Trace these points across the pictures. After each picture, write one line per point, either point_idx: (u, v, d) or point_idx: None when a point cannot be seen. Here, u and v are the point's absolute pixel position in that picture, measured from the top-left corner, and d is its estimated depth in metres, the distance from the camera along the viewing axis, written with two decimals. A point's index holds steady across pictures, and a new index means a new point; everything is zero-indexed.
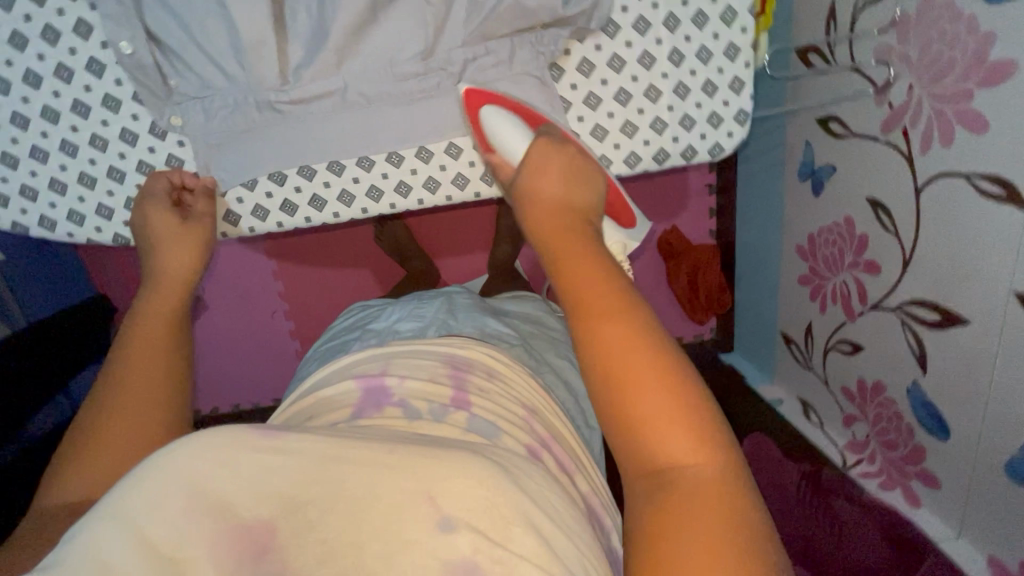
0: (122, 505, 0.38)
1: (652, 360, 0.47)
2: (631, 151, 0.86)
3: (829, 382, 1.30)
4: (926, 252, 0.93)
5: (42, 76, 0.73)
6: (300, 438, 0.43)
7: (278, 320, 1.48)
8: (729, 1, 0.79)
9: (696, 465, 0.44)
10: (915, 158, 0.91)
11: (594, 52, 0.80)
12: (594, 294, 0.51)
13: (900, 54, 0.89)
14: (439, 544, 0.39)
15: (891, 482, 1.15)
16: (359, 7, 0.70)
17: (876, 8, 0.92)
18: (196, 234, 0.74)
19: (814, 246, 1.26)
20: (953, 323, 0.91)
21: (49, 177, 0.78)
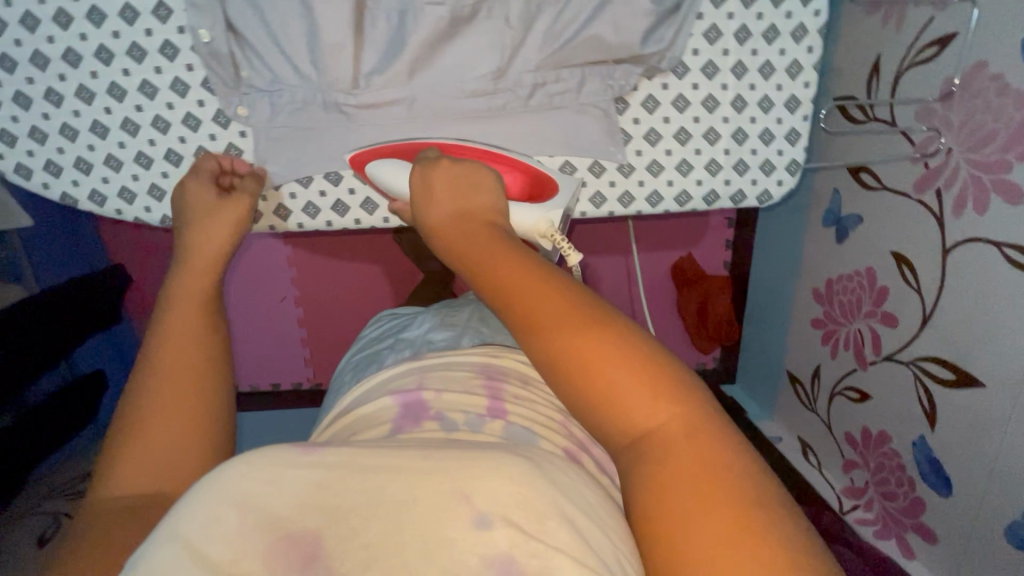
0: (183, 519, 0.38)
1: (593, 331, 0.45)
2: (683, 189, 0.88)
3: (831, 425, 1.32)
4: (948, 312, 0.96)
5: (113, 54, 0.74)
6: (340, 452, 0.43)
7: (287, 306, 1.44)
8: (796, 57, 0.82)
9: (663, 421, 0.43)
10: (947, 220, 0.94)
11: (660, 90, 0.82)
12: (518, 291, 0.48)
13: (942, 119, 0.92)
14: (478, 541, 0.38)
15: (886, 532, 1.17)
16: (439, 22, 0.71)
17: (923, 72, 0.95)
18: (237, 204, 0.72)
19: (830, 291, 1.28)
20: (967, 385, 0.93)
21: (106, 153, 0.79)
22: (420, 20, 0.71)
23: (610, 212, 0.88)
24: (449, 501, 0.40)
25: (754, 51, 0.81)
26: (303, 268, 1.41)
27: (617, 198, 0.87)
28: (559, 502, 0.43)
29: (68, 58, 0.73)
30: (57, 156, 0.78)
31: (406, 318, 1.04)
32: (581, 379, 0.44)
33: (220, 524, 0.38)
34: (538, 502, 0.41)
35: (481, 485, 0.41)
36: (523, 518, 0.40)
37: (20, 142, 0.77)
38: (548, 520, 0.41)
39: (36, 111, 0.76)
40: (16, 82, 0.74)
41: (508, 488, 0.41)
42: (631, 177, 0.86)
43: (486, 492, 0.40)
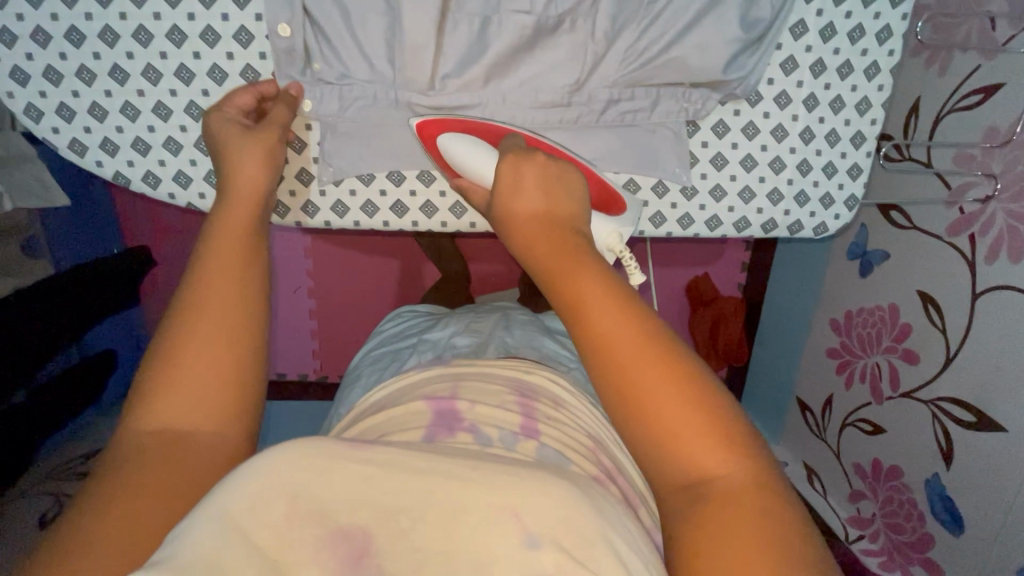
0: (226, 498, 0.37)
1: (668, 370, 0.43)
2: (744, 216, 0.87)
3: (840, 454, 1.31)
4: (975, 354, 0.98)
5: (186, 36, 0.73)
6: (384, 449, 0.41)
7: (299, 297, 1.41)
8: (867, 93, 0.82)
9: (726, 470, 0.41)
10: (978, 265, 0.97)
11: (732, 115, 0.82)
12: (600, 315, 0.45)
13: (982, 165, 0.94)
14: (525, 558, 0.37)
15: (891, 563, 1.18)
16: (524, 30, 0.72)
17: (967, 117, 0.97)
18: (269, 134, 0.65)
19: (849, 323, 1.28)
20: (989, 427, 0.95)
21: (166, 135, 0.78)
22: (501, 28, 0.72)
23: (666, 233, 0.87)
24: (497, 513, 0.38)
25: (827, 85, 0.81)
26: (320, 260, 1.38)
27: (676, 219, 0.86)
28: (604, 525, 0.40)
29: (139, 37, 0.73)
30: (114, 135, 0.77)
31: (428, 319, 1.03)
32: (645, 412, 0.43)
33: (266, 511, 0.37)
34: (583, 526, 0.39)
35: (528, 498, 0.39)
36: (568, 539, 0.38)
37: (78, 118, 0.76)
38: (590, 545, 0.38)
39: (98, 87, 0.75)
40: (82, 57, 0.73)
41: (554, 508, 0.39)
42: (693, 200, 0.85)
43: (534, 506, 0.38)
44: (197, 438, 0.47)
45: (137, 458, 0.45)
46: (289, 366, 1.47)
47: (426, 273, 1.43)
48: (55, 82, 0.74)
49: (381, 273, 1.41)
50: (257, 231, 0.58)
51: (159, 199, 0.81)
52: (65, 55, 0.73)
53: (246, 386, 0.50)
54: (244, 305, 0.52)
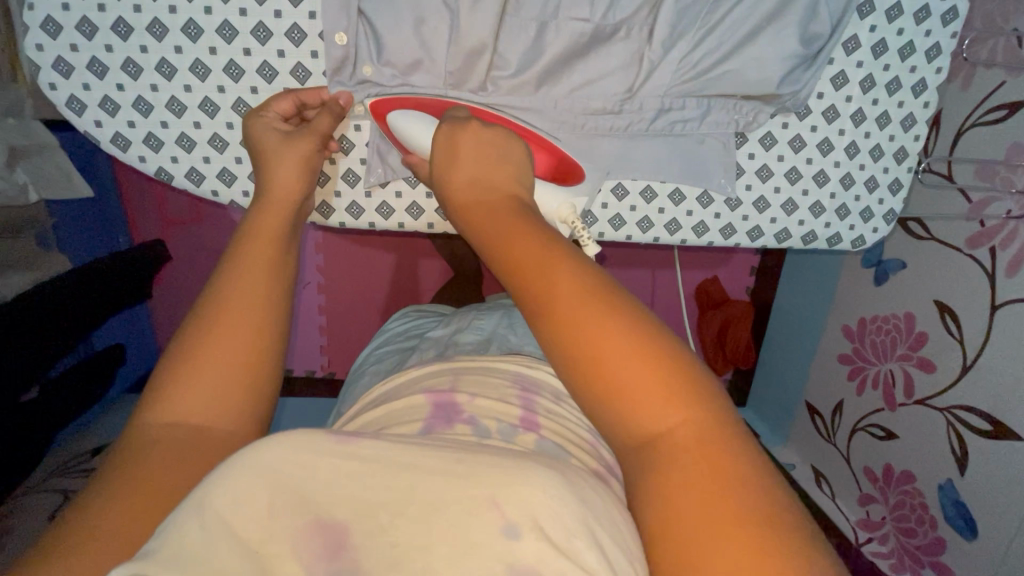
0: (213, 490, 0.34)
1: (612, 323, 0.41)
2: (785, 228, 0.78)
3: (849, 459, 1.29)
4: (991, 363, 0.96)
5: (237, 32, 0.64)
6: (374, 443, 0.37)
7: (309, 291, 1.40)
8: (914, 109, 0.74)
9: (675, 426, 0.39)
10: (998, 277, 0.94)
11: (780, 129, 0.73)
12: (538, 275, 0.43)
13: (1005, 179, 0.92)
14: (506, 550, 0.33)
15: (901, 566, 1.14)
16: (579, 37, 0.63)
17: (990, 128, 0.94)
18: (307, 143, 0.60)
19: (863, 330, 1.26)
20: (1005, 436, 0.93)
21: (212, 133, 0.68)
22: (556, 35, 0.62)
23: (707, 242, 0.79)
24: (478, 507, 0.35)
25: (874, 101, 0.73)
26: (333, 255, 1.37)
27: (718, 230, 0.78)
28: (589, 516, 0.37)
29: (153, 30, 0.63)
30: (126, 130, 0.67)
31: (433, 319, 1.02)
32: (594, 374, 0.40)
33: (251, 504, 0.34)
34: (567, 517, 0.36)
35: (515, 487, 0.36)
36: (555, 532, 0.35)
37: (88, 112, 0.66)
38: (578, 538, 0.35)
39: (110, 81, 0.65)
40: (93, 48, 0.63)
41: (544, 499, 0.36)
42: (737, 211, 0.77)
43: (521, 496, 0.35)
44: (216, 432, 0.46)
45: (150, 451, 0.43)
46: (301, 362, 1.46)
47: (427, 269, 1.41)
48: (65, 74, 0.64)
49: (392, 270, 1.40)
50: (287, 233, 0.56)
51: (203, 198, 0.72)
52: (79, 46, 0.63)
53: (261, 382, 0.49)
54: (267, 297, 0.51)
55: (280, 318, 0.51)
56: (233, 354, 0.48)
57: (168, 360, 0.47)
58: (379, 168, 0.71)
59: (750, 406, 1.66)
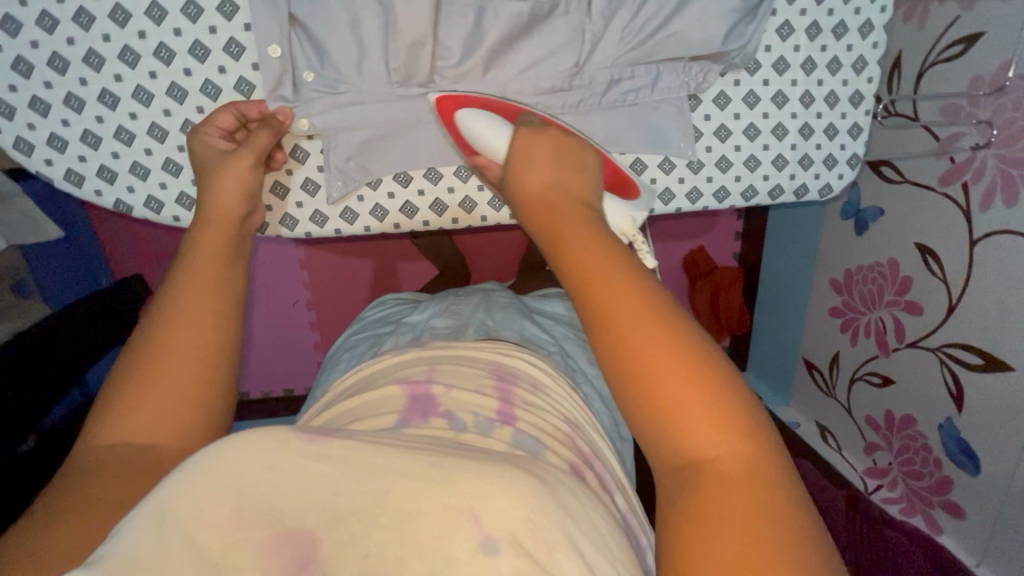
0: (170, 493, 0.34)
1: (670, 346, 0.39)
2: (751, 184, 0.78)
3: (851, 409, 1.29)
4: (976, 298, 0.96)
5: (175, 52, 0.63)
6: (346, 446, 0.37)
7: (299, 310, 1.39)
8: (863, 51, 0.74)
9: (724, 458, 0.36)
10: (974, 212, 0.94)
11: (732, 87, 0.73)
12: (613, 290, 0.40)
13: (969, 114, 0.92)
14: (483, 565, 0.32)
15: (911, 509, 1.14)
16: (519, 17, 0.63)
17: (950, 65, 0.95)
18: (244, 161, 0.59)
19: (850, 281, 1.26)
20: (997, 368, 0.93)
21: (165, 157, 0.68)
22: (496, 18, 0.62)
23: (676, 209, 0.78)
24: (456, 516, 0.34)
25: (823, 47, 0.73)
26: (315, 269, 1.36)
27: (685, 195, 0.77)
28: (569, 526, 0.37)
29: (90, 61, 0.62)
30: (77, 165, 0.66)
31: (409, 305, 1.02)
32: (647, 391, 0.38)
33: (214, 509, 0.33)
34: (548, 531, 0.35)
35: (490, 498, 0.35)
36: (534, 543, 0.34)
37: (37, 152, 0.65)
38: (558, 550, 0.35)
39: (55, 118, 0.64)
40: (32, 87, 0.62)
41: (520, 512, 0.35)
42: (700, 173, 0.76)
43: (497, 508, 0.35)
44: (153, 454, 0.45)
45: (85, 471, 0.43)
46: (296, 380, 1.46)
47: (408, 271, 1.41)
48: (8, 116, 0.63)
49: (372, 273, 1.39)
50: (232, 248, 0.56)
51: (165, 225, 0.72)
52: (15, 86, 0.62)
53: (211, 409, 0.49)
54: (219, 319, 0.51)
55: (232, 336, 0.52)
56: (184, 373, 0.48)
57: (117, 380, 0.47)
58: (339, 180, 0.70)
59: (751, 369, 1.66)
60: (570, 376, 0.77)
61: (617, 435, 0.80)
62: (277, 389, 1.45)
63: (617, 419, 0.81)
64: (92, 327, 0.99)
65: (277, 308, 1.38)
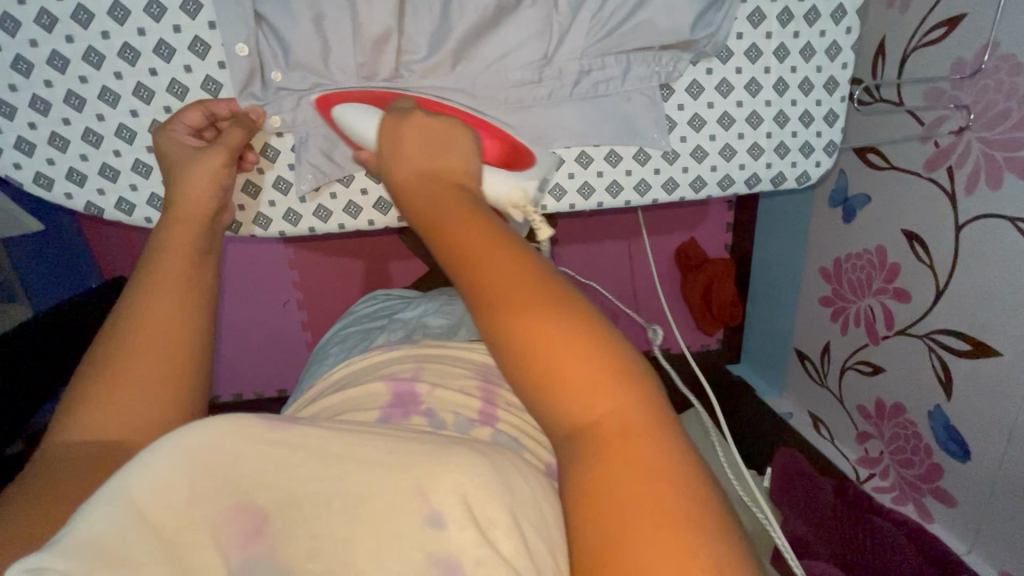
0: (134, 475, 0.31)
1: (551, 306, 0.36)
2: (727, 174, 0.77)
3: (843, 399, 1.29)
4: (963, 285, 0.95)
5: (139, 52, 0.63)
6: (306, 430, 0.36)
7: (289, 310, 1.39)
8: (837, 36, 0.73)
9: (612, 421, 0.34)
10: (959, 197, 0.93)
11: (704, 75, 0.72)
12: (483, 258, 0.38)
13: (952, 98, 0.91)
14: (428, 537, 0.34)
15: (903, 497, 1.14)
16: (484, 9, 0.62)
17: (932, 49, 0.94)
18: (216, 158, 0.58)
19: (839, 270, 1.26)
20: (985, 354, 0.93)
21: (134, 158, 0.67)
22: (460, 11, 0.62)
23: (653, 200, 0.78)
24: (406, 493, 0.35)
25: (795, 34, 0.72)
26: (305, 269, 1.36)
27: (661, 185, 0.76)
28: (512, 504, 0.38)
29: (54, 62, 0.62)
30: (46, 168, 0.66)
31: (400, 301, 1.02)
32: (533, 357, 0.35)
33: (170, 492, 0.31)
34: (490, 507, 0.36)
35: (441, 476, 0.36)
36: (480, 515, 0.36)
37: (5, 155, 0.65)
38: (499, 526, 0.36)
39: (21, 121, 0.64)
40: None
41: (468, 486, 0.36)
42: (676, 163, 0.75)
43: (446, 484, 0.36)
44: (130, 447, 0.45)
45: (57, 466, 0.42)
46: (286, 381, 1.45)
47: (398, 270, 1.41)
48: None
49: (361, 272, 1.39)
50: (202, 247, 0.55)
51: (137, 226, 0.71)
52: None
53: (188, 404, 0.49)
54: (183, 314, 0.51)
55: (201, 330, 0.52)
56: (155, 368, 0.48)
57: (87, 377, 0.47)
58: (309, 173, 0.70)
59: (744, 361, 1.66)
60: None
61: None
62: (269, 389, 1.45)
63: None
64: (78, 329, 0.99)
65: (267, 307, 1.38)
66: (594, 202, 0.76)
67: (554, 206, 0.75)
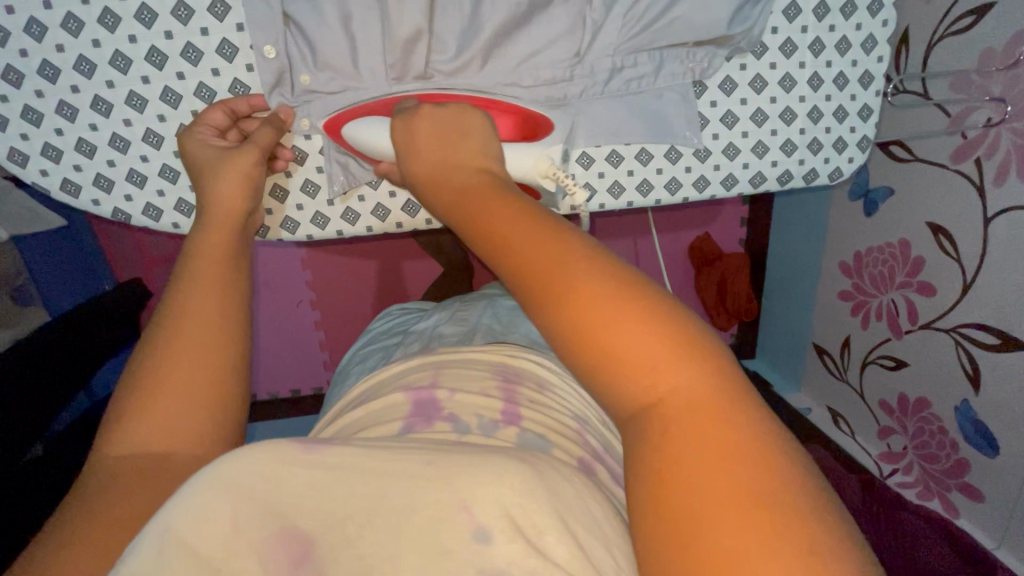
0: (174, 511, 0.32)
1: (596, 283, 0.36)
2: (759, 171, 0.76)
3: (864, 394, 1.28)
4: (992, 278, 0.94)
5: (167, 56, 0.62)
6: (336, 449, 0.36)
7: (303, 310, 1.38)
8: (873, 29, 0.72)
9: (671, 389, 0.33)
10: (988, 188, 0.92)
11: (738, 71, 0.71)
12: (516, 241, 0.40)
13: (981, 89, 0.89)
14: (476, 554, 0.33)
15: (928, 492, 1.13)
16: (516, 7, 0.61)
17: (959, 40, 0.92)
18: (247, 158, 0.57)
19: (860, 264, 1.25)
20: (1014, 348, 0.92)
21: (162, 163, 0.67)
22: (491, 9, 0.61)
23: (683, 199, 0.77)
24: (444, 507, 0.34)
25: (831, 27, 0.71)
26: (319, 270, 1.35)
27: (692, 183, 0.75)
28: (559, 507, 0.37)
29: (81, 67, 0.61)
30: (73, 175, 0.65)
31: (416, 315, 1.00)
32: (584, 335, 0.35)
33: (214, 520, 0.32)
34: (536, 513, 0.35)
35: (473, 488, 0.35)
36: (529, 525, 0.34)
37: (32, 162, 0.64)
38: (549, 531, 0.34)
39: (48, 127, 0.63)
40: (24, 96, 0.61)
41: (512, 497, 0.35)
42: (707, 161, 0.75)
43: (484, 496, 0.34)
44: (180, 459, 0.44)
45: (105, 483, 0.42)
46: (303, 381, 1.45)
47: (413, 270, 1.40)
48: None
49: (373, 272, 1.38)
50: (236, 253, 0.54)
51: (164, 232, 0.71)
52: (5, 97, 0.61)
53: (236, 408, 0.48)
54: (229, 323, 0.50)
55: (243, 336, 0.51)
56: (200, 372, 0.47)
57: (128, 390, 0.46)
58: (339, 175, 0.69)
59: (760, 356, 1.65)
60: None
61: None
62: (285, 390, 1.45)
63: None
64: (94, 334, 0.97)
65: (278, 309, 1.37)
66: (622, 202, 0.75)
67: (582, 205, 0.74)
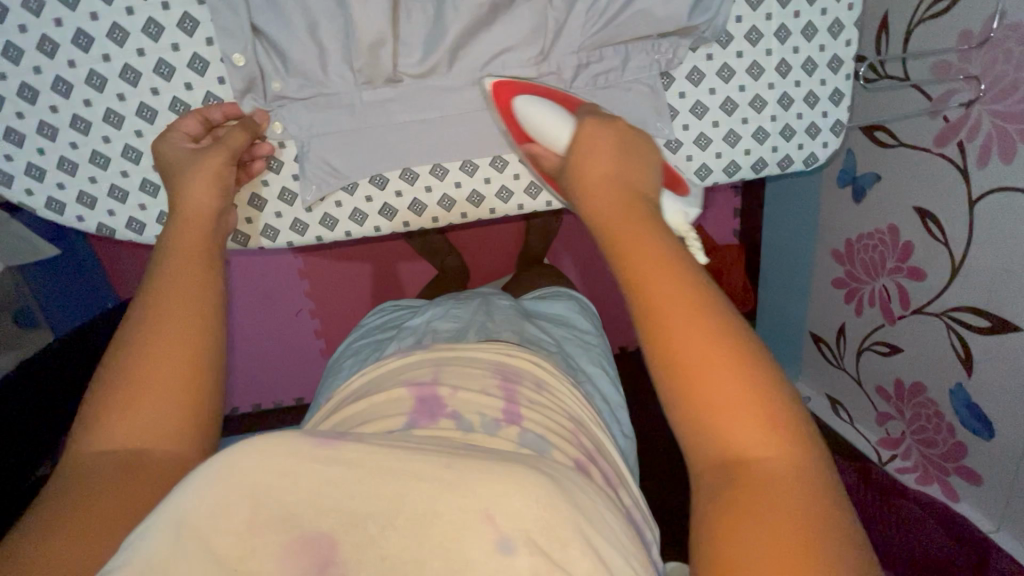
0: (187, 502, 0.31)
1: (724, 340, 0.38)
2: (733, 160, 0.77)
3: (862, 381, 1.27)
4: (978, 260, 0.94)
5: (140, 73, 0.64)
6: (360, 447, 0.34)
7: (302, 320, 1.40)
8: (839, 13, 0.72)
9: (767, 457, 0.35)
10: (971, 171, 0.92)
11: (705, 61, 0.72)
12: (661, 285, 0.40)
13: (960, 71, 0.90)
14: (500, 566, 0.31)
15: (928, 476, 1.12)
16: (479, 9, 0.64)
17: (932, 24, 0.93)
18: (218, 157, 0.59)
19: (851, 251, 1.24)
20: (1004, 329, 0.91)
21: (141, 178, 0.68)
22: (455, 12, 0.63)
23: None
24: (467, 518, 0.32)
25: (796, 13, 0.71)
26: (315, 279, 1.37)
27: None
28: (583, 523, 0.35)
29: (58, 88, 0.63)
30: (57, 193, 0.67)
31: (409, 310, 1.01)
32: (690, 385, 0.37)
33: (227, 514, 0.30)
34: (558, 528, 0.33)
35: (506, 499, 0.33)
36: (547, 540, 0.32)
37: (16, 182, 0.66)
38: (570, 547, 0.32)
39: (30, 147, 0.65)
40: (5, 118, 0.63)
41: (536, 509, 0.33)
42: (679, 152, 0.75)
43: (513, 507, 0.32)
44: (151, 457, 0.45)
45: (74, 481, 0.42)
46: (305, 389, 1.46)
47: (406, 272, 1.41)
48: None
49: (367, 278, 1.39)
50: (208, 249, 0.55)
51: (148, 245, 0.72)
52: None
53: (205, 413, 0.49)
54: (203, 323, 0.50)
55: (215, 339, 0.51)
56: (168, 376, 0.47)
57: (100, 391, 0.46)
58: (313, 184, 0.70)
59: None
60: (571, 373, 0.76)
61: (617, 427, 0.78)
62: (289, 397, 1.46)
63: (616, 411, 0.81)
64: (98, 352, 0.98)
65: (278, 317, 1.39)
66: None
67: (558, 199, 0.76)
